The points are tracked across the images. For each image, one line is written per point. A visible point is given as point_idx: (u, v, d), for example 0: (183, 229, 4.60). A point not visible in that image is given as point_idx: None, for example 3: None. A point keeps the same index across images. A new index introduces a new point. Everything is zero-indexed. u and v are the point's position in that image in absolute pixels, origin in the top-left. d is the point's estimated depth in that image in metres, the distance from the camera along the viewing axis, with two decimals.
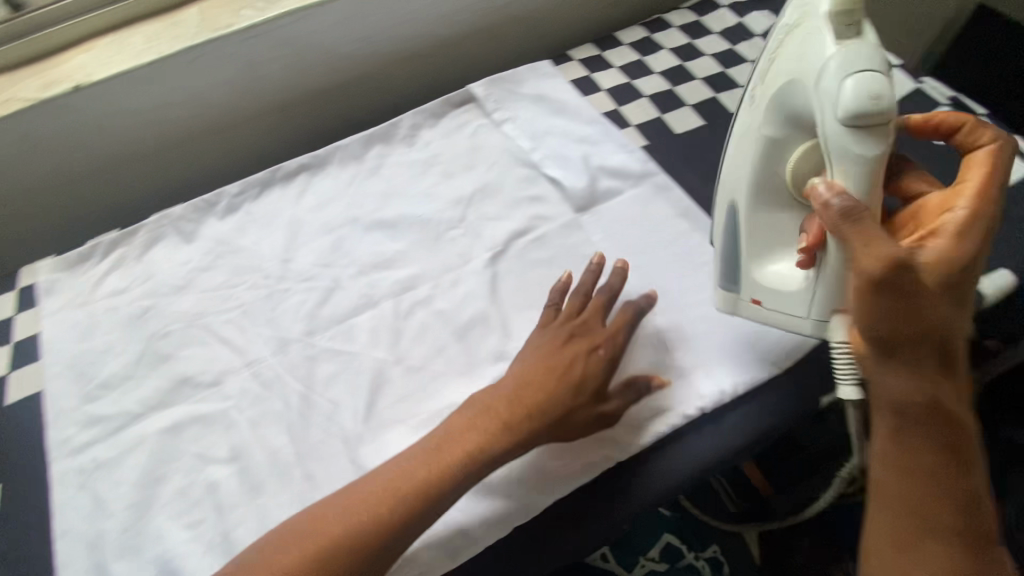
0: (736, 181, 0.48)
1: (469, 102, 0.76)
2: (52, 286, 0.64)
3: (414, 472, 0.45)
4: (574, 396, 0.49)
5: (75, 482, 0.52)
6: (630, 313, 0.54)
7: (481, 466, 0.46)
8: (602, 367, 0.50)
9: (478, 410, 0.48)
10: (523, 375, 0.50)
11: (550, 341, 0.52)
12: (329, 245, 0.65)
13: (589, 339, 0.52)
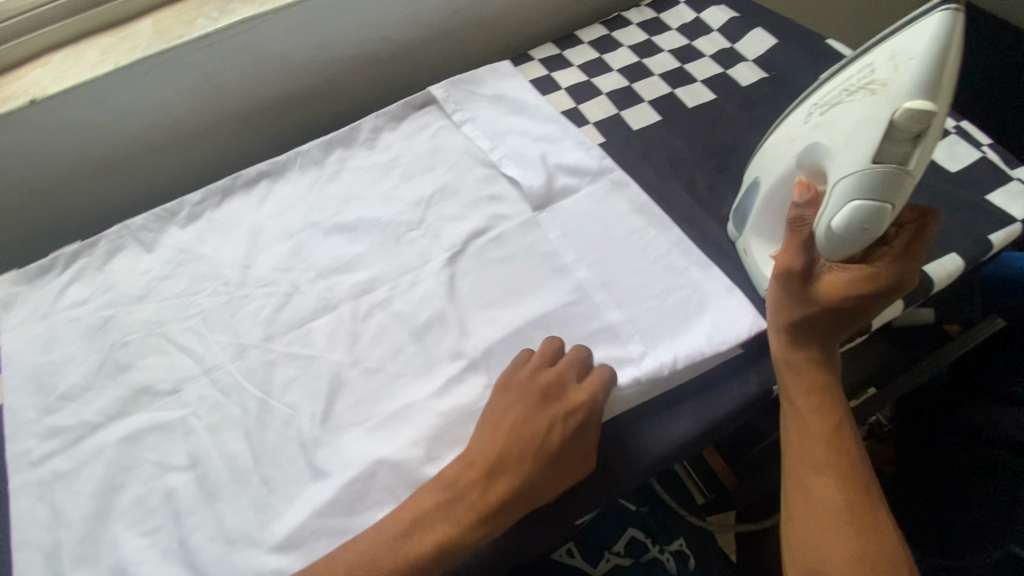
0: (767, 165, 0.53)
1: (430, 104, 0.77)
2: (12, 299, 0.64)
3: (381, 558, 0.45)
4: (549, 468, 0.48)
5: (34, 494, 0.52)
6: (603, 378, 0.51)
7: (448, 556, 0.46)
8: (578, 433, 0.49)
9: (453, 496, 0.47)
10: (497, 451, 0.48)
11: (520, 409, 0.49)
12: (289, 251, 0.65)
13: (565, 400, 0.50)
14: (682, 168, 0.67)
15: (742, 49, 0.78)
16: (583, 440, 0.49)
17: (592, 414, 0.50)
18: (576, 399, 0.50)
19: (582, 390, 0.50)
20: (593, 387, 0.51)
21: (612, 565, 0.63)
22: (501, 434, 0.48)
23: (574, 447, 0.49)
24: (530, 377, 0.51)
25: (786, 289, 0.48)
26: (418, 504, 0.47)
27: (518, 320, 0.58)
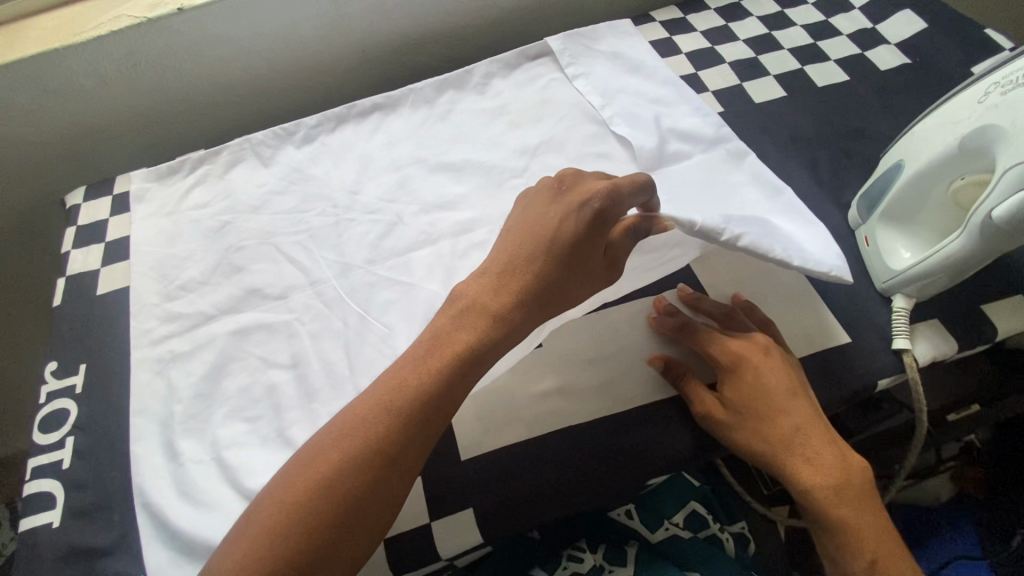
0: (919, 146, 0.52)
1: (544, 55, 0.76)
2: (144, 193, 0.69)
3: (402, 390, 0.43)
4: (563, 258, 0.48)
5: (153, 369, 0.57)
6: (637, 180, 0.49)
7: (471, 362, 0.45)
8: (592, 224, 0.48)
9: (466, 308, 0.46)
10: (510, 254, 0.49)
11: (540, 209, 0.51)
12: (396, 182, 0.67)
13: (579, 194, 0.50)
14: (803, 147, 0.66)
15: (885, 30, 0.75)
16: (602, 231, 0.48)
17: (613, 203, 0.48)
18: (593, 188, 0.50)
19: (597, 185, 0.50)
20: (620, 185, 0.49)
21: (670, 534, 0.62)
22: (518, 236, 0.50)
23: (589, 239, 0.48)
24: (551, 181, 0.53)
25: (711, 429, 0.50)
26: (379, 391, 0.43)
27: None
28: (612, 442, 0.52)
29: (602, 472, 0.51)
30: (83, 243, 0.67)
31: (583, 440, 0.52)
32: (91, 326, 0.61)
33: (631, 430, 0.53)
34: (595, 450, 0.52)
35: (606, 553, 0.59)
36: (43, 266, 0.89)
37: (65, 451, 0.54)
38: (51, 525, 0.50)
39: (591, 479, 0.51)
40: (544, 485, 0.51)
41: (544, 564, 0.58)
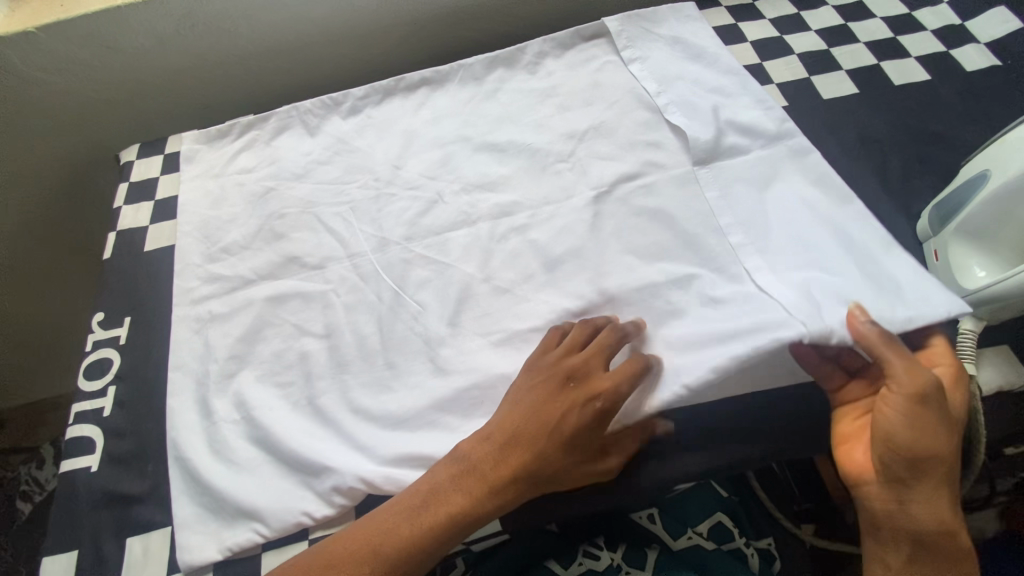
0: (1012, 158, 0.49)
1: (600, 37, 0.73)
2: (193, 154, 0.70)
3: (399, 531, 0.44)
4: (558, 451, 0.45)
5: (192, 327, 0.58)
6: (634, 368, 0.47)
7: (461, 528, 0.45)
8: (595, 426, 0.46)
9: (464, 467, 0.46)
10: (511, 431, 0.46)
11: (543, 390, 0.48)
12: (439, 159, 0.66)
13: (589, 388, 0.47)
14: (873, 149, 0.61)
15: (977, 27, 0.69)
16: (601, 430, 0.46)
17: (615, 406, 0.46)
18: (601, 386, 0.47)
19: (609, 379, 0.47)
20: (620, 382, 0.47)
21: (693, 543, 0.60)
22: (521, 416, 0.47)
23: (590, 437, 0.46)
24: (558, 364, 0.49)
25: (924, 412, 0.43)
26: (373, 527, 0.45)
27: (656, 276, 0.54)
28: (646, 443, 0.50)
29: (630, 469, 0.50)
30: (134, 199, 0.69)
31: None
32: (138, 281, 0.63)
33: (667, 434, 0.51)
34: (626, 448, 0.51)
35: (625, 553, 0.58)
36: (95, 215, 0.92)
37: (107, 399, 0.56)
38: (89, 469, 0.52)
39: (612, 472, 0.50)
40: None
41: (560, 558, 0.57)
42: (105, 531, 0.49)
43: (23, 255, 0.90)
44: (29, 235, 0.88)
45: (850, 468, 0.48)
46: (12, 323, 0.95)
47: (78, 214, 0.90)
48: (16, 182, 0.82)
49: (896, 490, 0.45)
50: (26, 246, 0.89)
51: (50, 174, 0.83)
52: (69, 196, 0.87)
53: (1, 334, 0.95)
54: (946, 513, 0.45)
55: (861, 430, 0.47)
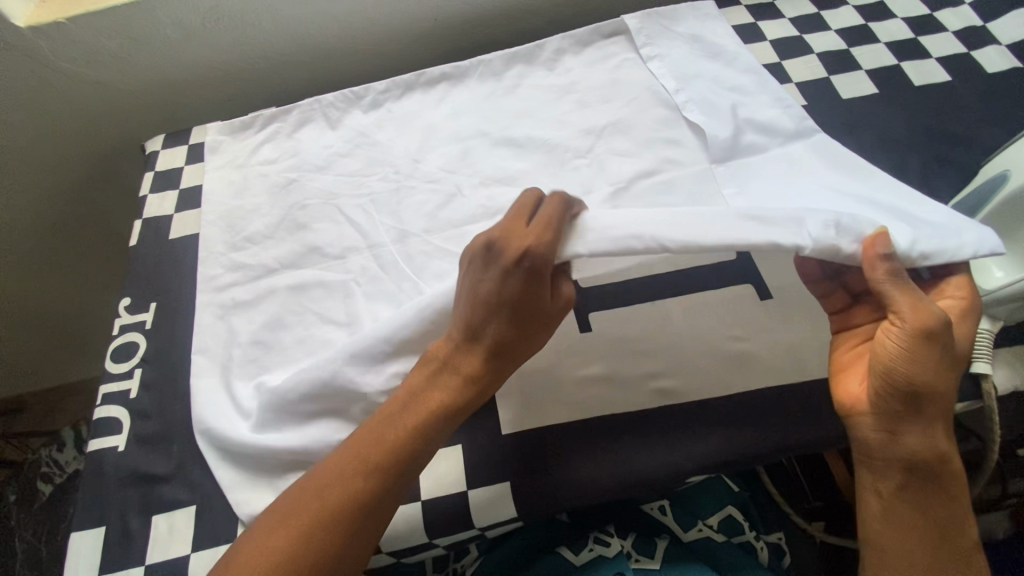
0: None
1: (619, 35, 0.74)
2: (218, 146, 0.72)
3: (371, 455, 0.43)
4: (510, 320, 0.44)
5: (216, 313, 0.60)
6: (550, 217, 0.45)
7: (432, 430, 0.44)
8: (530, 282, 0.43)
9: (431, 370, 0.46)
10: (459, 321, 0.45)
11: (471, 269, 0.45)
12: (458, 153, 0.67)
13: (512, 249, 0.44)
14: (892, 148, 0.61)
15: (999, 29, 0.68)
16: (536, 288, 0.43)
17: (543, 260, 0.43)
18: (523, 244, 0.43)
19: (530, 234, 0.44)
20: (537, 236, 0.44)
21: (703, 535, 0.61)
22: (465, 298, 0.45)
23: (527, 299, 0.43)
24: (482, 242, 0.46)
25: (929, 344, 0.42)
26: (345, 457, 0.43)
27: None
28: (651, 431, 0.51)
29: (646, 462, 0.50)
30: (160, 189, 0.71)
31: (614, 428, 0.52)
32: (163, 268, 0.64)
33: (684, 428, 0.51)
34: (643, 442, 0.51)
35: (634, 541, 0.59)
36: (121, 206, 0.94)
37: (133, 381, 0.58)
38: (116, 448, 0.54)
39: (620, 463, 0.51)
40: (580, 463, 0.51)
41: (571, 544, 0.58)
42: (131, 508, 0.51)
43: (50, 243, 0.92)
44: (56, 224, 0.91)
45: (843, 397, 0.47)
46: (40, 308, 0.98)
47: (105, 205, 0.93)
48: (44, 171, 0.84)
49: (892, 416, 0.44)
50: (54, 235, 0.91)
51: (76, 164, 0.85)
52: (97, 186, 0.90)
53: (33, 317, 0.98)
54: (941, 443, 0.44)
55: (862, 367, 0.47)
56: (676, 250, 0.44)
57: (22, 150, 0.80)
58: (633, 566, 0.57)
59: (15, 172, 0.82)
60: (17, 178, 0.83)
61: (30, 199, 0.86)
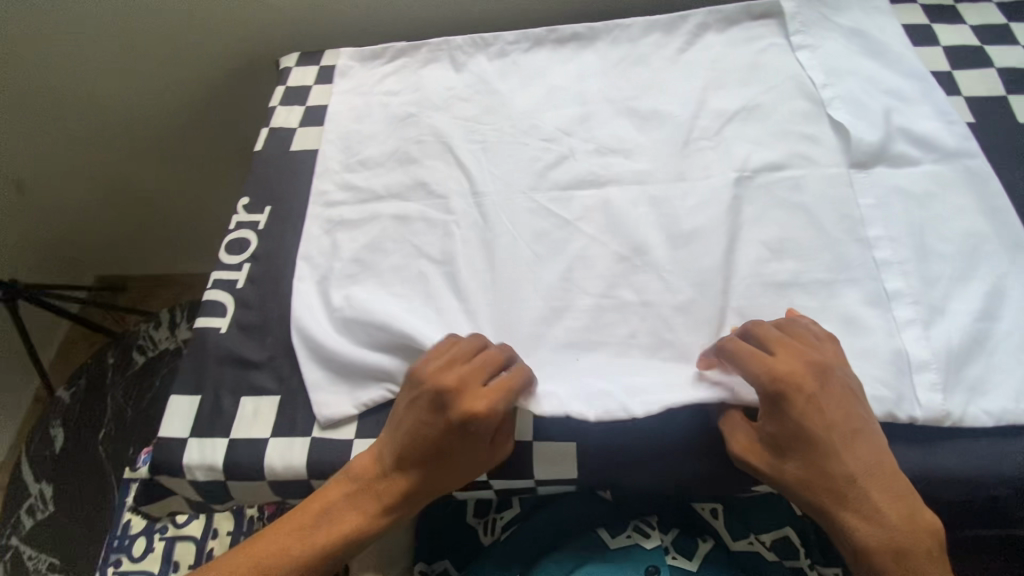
0: None
1: (770, 18, 0.69)
2: (347, 71, 0.74)
3: (295, 548, 0.47)
4: (445, 464, 0.47)
5: (323, 228, 0.63)
6: (511, 389, 0.46)
7: (356, 541, 0.48)
8: (469, 442, 0.46)
9: (358, 487, 0.48)
10: (395, 453, 0.47)
11: (421, 404, 0.47)
12: (578, 115, 0.65)
13: (459, 413, 0.45)
14: None
15: None
16: (478, 445, 0.47)
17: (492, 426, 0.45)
18: (477, 408, 0.45)
19: (481, 399, 0.45)
20: (493, 404, 0.45)
21: (753, 548, 0.58)
22: (407, 432, 0.47)
23: (467, 451, 0.47)
24: (438, 382, 0.46)
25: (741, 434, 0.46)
26: (268, 543, 0.47)
27: (785, 276, 0.52)
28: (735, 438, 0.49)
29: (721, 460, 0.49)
30: (288, 103, 0.74)
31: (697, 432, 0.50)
32: (280, 175, 0.67)
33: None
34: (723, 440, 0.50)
35: (675, 538, 0.58)
36: (248, 127, 1.02)
37: (240, 274, 0.61)
38: (218, 331, 0.58)
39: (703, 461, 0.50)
40: (655, 448, 0.50)
41: (609, 527, 0.58)
42: (224, 386, 0.55)
43: (203, 130, 1.02)
44: (199, 117, 1.00)
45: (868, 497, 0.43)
46: (194, 184, 1.12)
47: (245, 109, 0.99)
48: (192, 53, 0.90)
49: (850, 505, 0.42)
50: (202, 121, 1.01)
51: (223, 65, 0.91)
52: (232, 86, 0.95)
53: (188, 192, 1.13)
54: (899, 537, 0.41)
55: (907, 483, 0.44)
56: None
57: (189, 37, 0.88)
58: (669, 562, 0.56)
59: (171, 69, 0.92)
60: (181, 62, 0.91)
61: (177, 99, 0.97)
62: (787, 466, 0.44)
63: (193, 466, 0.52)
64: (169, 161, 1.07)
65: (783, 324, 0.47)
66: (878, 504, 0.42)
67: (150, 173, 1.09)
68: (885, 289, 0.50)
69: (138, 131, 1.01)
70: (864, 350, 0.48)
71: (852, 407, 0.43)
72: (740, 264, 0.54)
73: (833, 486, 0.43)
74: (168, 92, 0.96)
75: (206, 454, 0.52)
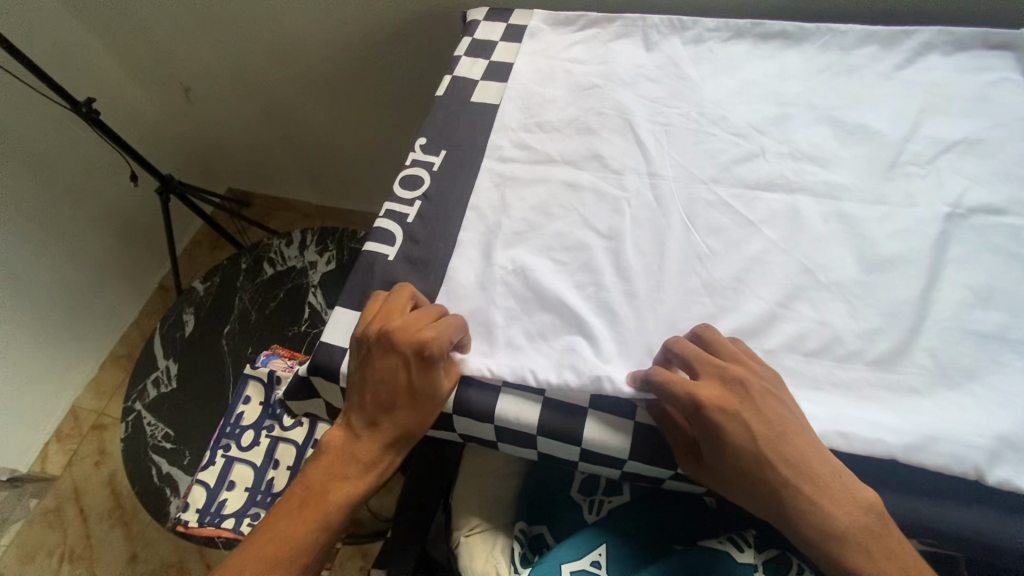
0: None
1: (1005, 49, 0.64)
2: (537, 33, 0.75)
3: (299, 521, 0.51)
4: (411, 409, 0.51)
5: (495, 180, 0.64)
6: (443, 321, 0.51)
7: (351, 499, 0.52)
8: (422, 376, 0.50)
9: (337, 455, 0.52)
10: (361, 412, 0.51)
11: (363, 355, 0.51)
12: (773, 115, 0.63)
13: (405, 346, 0.49)
14: None
15: None
16: (430, 379, 0.50)
17: (437, 359, 0.49)
18: (414, 340, 0.49)
19: (425, 331, 0.50)
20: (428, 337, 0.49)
21: None
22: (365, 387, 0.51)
23: (424, 389, 0.50)
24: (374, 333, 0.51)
25: (684, 458, 0.47)
26: (273, 527, 0.51)
27: (990, 328, 0.48)
28: (911, 489, 0.45)
29: (890, 501, 0.45)
30: (473, 54, 0.75)
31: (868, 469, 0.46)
32: (459, 122, 0.69)
33: (951, 493, 0.45)
34: (894, 481, 0.46)
35: (768, 558, 0.54)
36: (419, 84, 1.08)
37: (411, 209, 0.64)
38: (385, 257, 0.61)
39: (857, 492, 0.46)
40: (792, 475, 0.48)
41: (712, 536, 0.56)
42: None
43: (389, 68, 1.06)
44: (389, 55, 1.03)
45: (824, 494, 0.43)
46: (365, 114, 1.18)
47: (427, 54, 1.02)
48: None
49: (785, 508, 0.43)
50: (391, 60, 1.04)
51: (415, 9, 0.94)
52: (420, 31, 0.98)
53: (362, 123, 1.20)
54: (838, 524, 0.42)
55: (839, 471, 0.43)
56: (989, 482, 0.43)
57: None
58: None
59: (377, 10, 0.96)
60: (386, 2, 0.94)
61: (361, 55, 1.05)
62: (732, 486, 0.45)
63: (349, 375, 0.55)
64: (349, 90, 1.13)
65: (705, 340, 0.49)
66: (813, 497, 0.42)
67: (331, 98, 1.15)
68: None
69: (323, 80, 1.11)
70: None
71: (775, 409, 0.45)
72: (942, 304, 0.49)
73: (773, 495, 0.43)
74: (370, 27, 0.99)
75: None
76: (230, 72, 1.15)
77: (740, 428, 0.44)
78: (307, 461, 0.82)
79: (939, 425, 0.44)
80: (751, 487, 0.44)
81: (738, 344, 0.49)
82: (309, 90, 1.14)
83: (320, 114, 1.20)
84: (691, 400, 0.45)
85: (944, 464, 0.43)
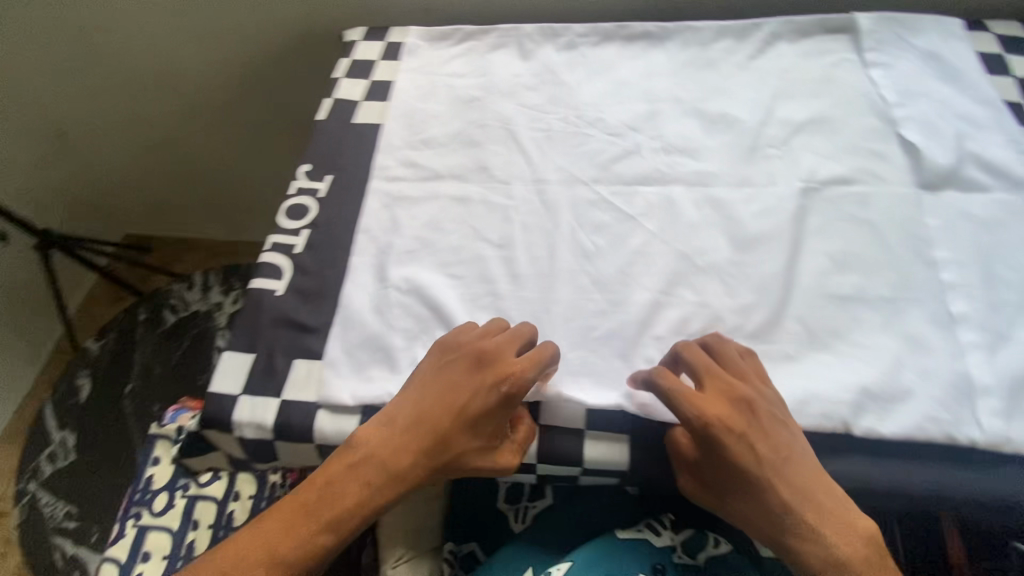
0: None
1: (841, 34, 0.70)
2: (416, 50, 0.75)
3: (306, 519, 0.45)
4: (467, 433, 0.47)
5: (383, 201, 0.63)
6: (541, 356, 0.48)
7: (366, 513, 0.46)
8: (501, 406, 0.47)
9: (359, 458, 0.46)
10: (407, 422, 0.47)
11: (452, 372, 0.48)
12: (645, 112, 0.66)
13: (496, 371, 0.47)
14: None
15: None
16: (504, 411, 0.47)
17: (521, 391, 0.47)
18: (510, 369, 0.47)
19: (516, 363, 0.48)
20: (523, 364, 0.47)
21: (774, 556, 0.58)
22: (434, 405, 0.47)
23: (492, 419, 0.47)
24: (470, 354, 0.49)
25: (684, 476, 0.46)
26: (277, 517, 0.45)
27: (848, 290, 0.52)
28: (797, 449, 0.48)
29: None
30: (351, 75, 0.74)
31: None
32: (342, 145, 0.67)
33: (830, 449, 0.47)
34: None
35: (685, 538, 0.55)
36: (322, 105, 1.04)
37: (298, 240, 0.61)
38: (274, 293, 0.58)
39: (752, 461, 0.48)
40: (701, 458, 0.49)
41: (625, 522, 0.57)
42: (278, 348, 0.55)
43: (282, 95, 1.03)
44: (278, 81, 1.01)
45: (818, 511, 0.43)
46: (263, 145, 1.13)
47: (318, 80, 1.00)
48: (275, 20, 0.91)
49: (782, 532, 0.43)
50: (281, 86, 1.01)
51: (297, 34, 0.92)
52: (305, 55, 0.96)
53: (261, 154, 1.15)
54: (839, 553, 0.42)
55: (831, 487, 0.44)
56: (857, 432, 0.47)
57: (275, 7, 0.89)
58: (676, 561, 0.53)
59: (259, 36, 0.94)
60: (267, 28, 0.92)
61: (250, 83, 1.01)
62: (729, 504, 0.45)
63: (242, 423, 0.52)
64: (243, 121, 1.08)
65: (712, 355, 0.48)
66: (815, 524, 0.42)
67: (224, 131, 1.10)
68: (950, 312, 0.51)
69: (213, 111, 1.06)
70: (927, 369, 0.48)
71: (777, 428, 0.45)
72: (806, 274, 0.53)
73: (772, 519, 0.43)
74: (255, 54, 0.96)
75: (256, 412, 0.52)
76: (110, 111, 1.07)
77: (745, 445, 0.43)
78: (229, 517, 0.72)
79: (812, 387, 0.48)
80: (752, 512, 0.44)
81: (746, 360, 0.48)
82: (199, 123, 1.09)
83: (218, 146, 1.13)
84: (698, 416, 0.44)
85: (818, 423, 0.47)
